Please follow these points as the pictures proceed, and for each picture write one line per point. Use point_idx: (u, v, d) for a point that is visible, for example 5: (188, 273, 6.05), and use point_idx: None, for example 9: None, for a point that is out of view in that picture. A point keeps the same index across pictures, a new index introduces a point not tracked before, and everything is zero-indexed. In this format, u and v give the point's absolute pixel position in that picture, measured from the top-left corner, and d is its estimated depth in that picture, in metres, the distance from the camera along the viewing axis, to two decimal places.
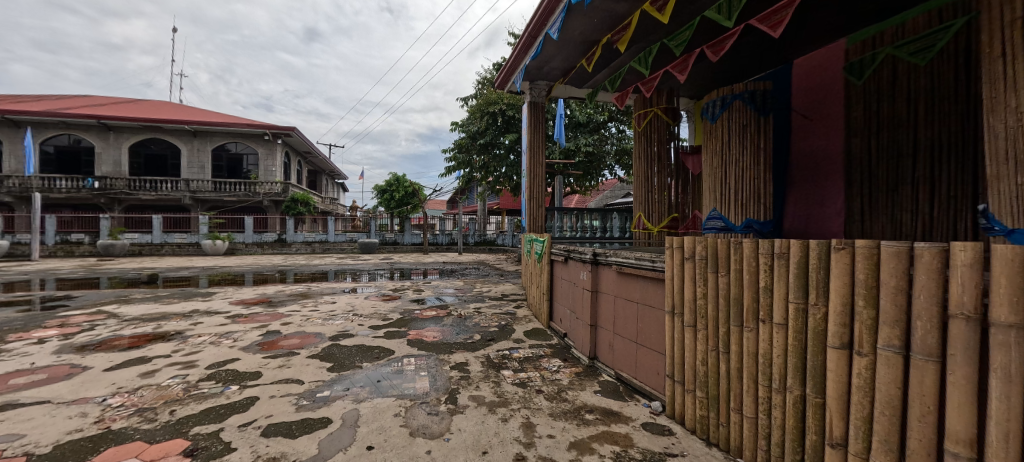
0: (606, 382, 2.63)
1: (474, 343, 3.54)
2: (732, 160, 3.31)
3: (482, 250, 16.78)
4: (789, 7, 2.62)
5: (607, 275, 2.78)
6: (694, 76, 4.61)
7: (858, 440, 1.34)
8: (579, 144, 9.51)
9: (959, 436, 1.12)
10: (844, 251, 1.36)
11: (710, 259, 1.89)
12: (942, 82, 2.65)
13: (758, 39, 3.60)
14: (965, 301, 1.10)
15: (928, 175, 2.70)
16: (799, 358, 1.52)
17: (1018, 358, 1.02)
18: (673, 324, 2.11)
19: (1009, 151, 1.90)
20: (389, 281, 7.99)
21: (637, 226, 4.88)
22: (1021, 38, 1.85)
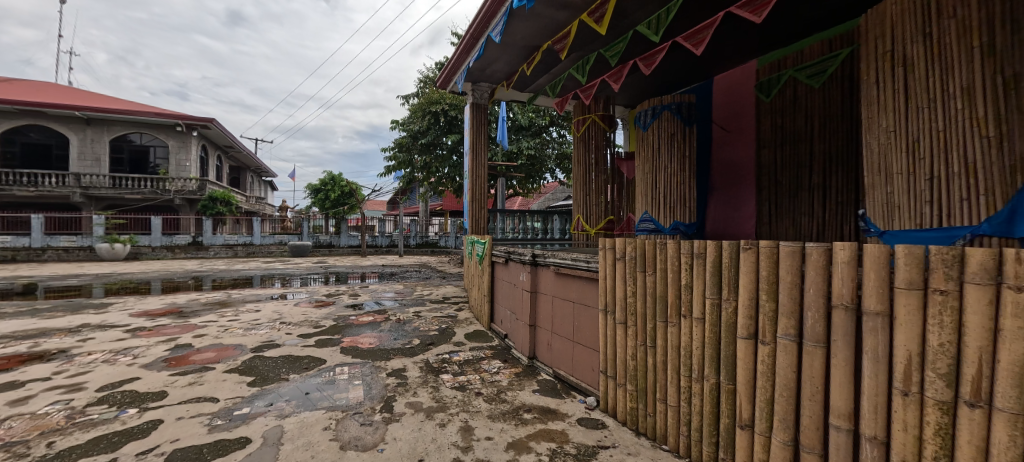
0: (545, 380, 2.69)
1: (412, 348, 3.44)
2: (662, 166, 3.54)
3: (424, 252, 16.40)
4: (708, 28, 2.87)
5: (546, 275, 2.84)
6: (628, 87, 4.89)
7: (762, 420, 1.49)
8: (522, 147, 9.65)
9: (840, 411, 1.29)
10: (751, 251, 1.51)
11: (638, 259, 2.00)
12: (832, 102, 3.06)
13: (684, 55, 3.90)
14: (844, 293, 1.27)
15: (821, 183, 3.11)
16: (714, 349, 1.66)
17: (884, 341, 1.20)
18: (606, 321, 2.21)
19: (882, 164, 2.24)
20: (322, 286, 7.52)
21: (577, 228, 5.05)
22: (891, 68, 2.19)
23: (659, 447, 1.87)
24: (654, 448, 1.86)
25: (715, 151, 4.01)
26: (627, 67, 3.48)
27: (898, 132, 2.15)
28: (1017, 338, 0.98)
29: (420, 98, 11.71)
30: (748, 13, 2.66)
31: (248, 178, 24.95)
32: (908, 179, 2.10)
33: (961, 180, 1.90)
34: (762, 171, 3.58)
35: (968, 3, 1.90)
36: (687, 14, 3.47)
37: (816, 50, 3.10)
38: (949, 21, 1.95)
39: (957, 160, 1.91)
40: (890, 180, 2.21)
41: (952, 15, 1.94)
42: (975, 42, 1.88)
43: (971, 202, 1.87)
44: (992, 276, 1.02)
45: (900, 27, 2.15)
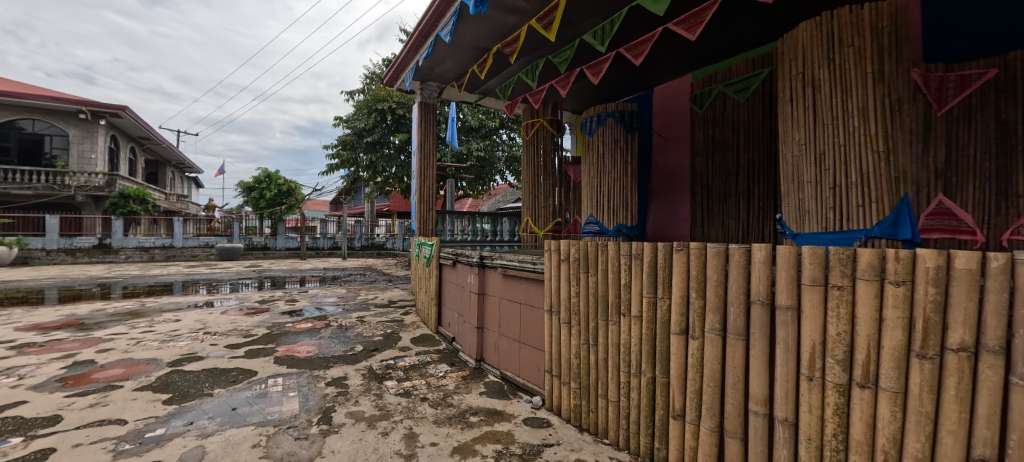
0: (492, 382, 2.69)
1: (355, 355, 3.29)
2: (606, 171, 3.70)
3: (370, 255, 15.77)
4: (648, 42, 3.04)
5: (493, 277, 2.85)
6: (576, 94, 5.06)
7: (692, 410, 1.59)
8: (471, 148, 9.59)
9: (758, 397, 1.42)
10: (683, 252, 1.61)
11: (581, 260, 2.06)
12: (753, 116, 3.34)
13: (627, 65, 4.10)
14: (761, 290, 1.40)
15: (745, 190, 3.38)
16: (650, 344, 1.75)
17: (793, 332, 1.33)
18: (551, 321, 2.26)
19: (794, 173, 2.50)
20: (255, 292, 6.96)
21: (525, 230, 5.12)
22: (801, 88, 2.46)
23: (600, 442, 1.94)
24: (596, 443, 1.93)
25: (656, 158, 4.26)
26: (575, 75, 3.59)
27: (808, 145, 2.41)
28: (897, 326, 1.13)
29: (366, 95, 11.29)
30: (682, 30, 2.86)
31: (169, 173, 22.53)
32: (816, 187, 2.36)
33: (857, 188, 2.18)
34: (696, 177, 3.85)
35: (863, 34, 2.18)
36: (629, 27, 3.65)
37: (742, 68, 3.40)
38: (849, 48, 2.23)
39: (854, 171, 2.19)
40: (801, 187, 2.46)
41: (851, 44, 2.22)
42: (868, 68, 2.16)
43: (865, 208, 2.15)
44: (878, 272, 1.16)
45: (810, 51, 2.42)
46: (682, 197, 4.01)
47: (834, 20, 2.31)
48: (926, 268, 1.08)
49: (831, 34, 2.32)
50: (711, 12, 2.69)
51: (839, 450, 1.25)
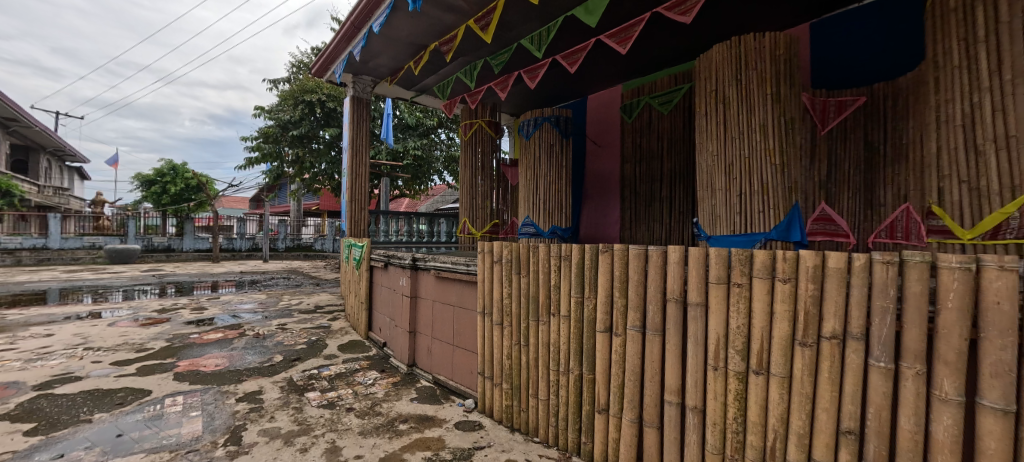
0: (423, 387, 2.61)
1: (273, 366, 3.03)
2: (542, 174, 3.79)
3: (296, 258, 14.66)
4: (582, 51, 3.17)
5: (426, 279, 2.78)
6: (514, 97, 5.12)
7: (615, 404, 1.67)
8: (408, 146, 9.29)
9: (673, 388, 1.53)
10: (607, 253, 1.69)
11: (514, 262, 2.08)
12: (675, 127, 3.61)
13: (562, 73, 4.23)
14: (675, 288, 1.51)
15: (668, 196, 3.64)
16: (578, 343, 1.81)
17: (702, 326, 1.45)
18: (483, 323, 2.25)
19: (708, 181, 2.74)
20: (153, 300, 6.13)
21: (463, 231, 5.06)
22: (714, 103, 2.71)
23: (531, 440, 1.97)
24: (527, 442, 1.95)
25: (589, 163, 4.52)
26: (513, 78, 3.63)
27: (719, 156, 2.65)
28: (784, 318, 1.28)
29: (292, 85, 10.50)
30: (613, 43, 3.01)
31: (43, 162, 19.15)
32: (726, 194, 2.60)
33: (758, 196, 2.45)
34: (625, 182, 4.07)
35: (763, 59, 2.47)
36: (565, 36, 3.78)
37: (665, 83, 3.69)
38: (753, 71, 2.51)
39: (756, 181, 2.45)
40: (713, 194, 2.70)
41: (754, 67, 2.50)
42: (768, 90, 2.44)
43: (764, 213, 2.42)
44: (770, 271, 1.31)
45: (721, 71, 2.67)
46: (613, 201, 4.23)
47: (741, 45, 2.58)
48: (806, 267, 1.24)
49: (738, 58, 2.58)
50: (639, 28, 2.86)
51: (739, 432, 1.38)
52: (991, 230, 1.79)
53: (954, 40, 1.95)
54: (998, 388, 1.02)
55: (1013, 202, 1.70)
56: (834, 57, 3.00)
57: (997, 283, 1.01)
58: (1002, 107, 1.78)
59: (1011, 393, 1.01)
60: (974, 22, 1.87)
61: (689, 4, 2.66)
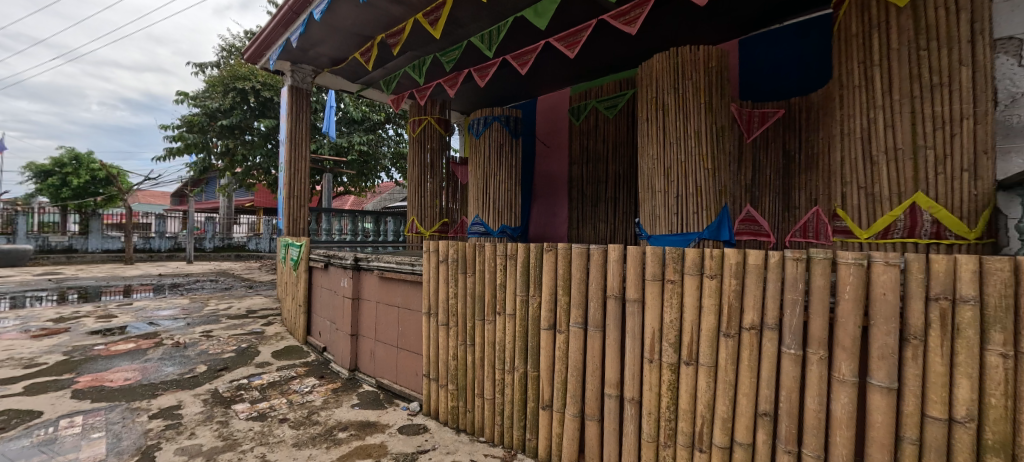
0: (366, 392, 2.51)
1: (196, 378, 2.76)
2: (492, 173, 3.80)
3: (227, 258, 13.51)
4: (532, 53, 3.21)
5: (369, 280, 2.68)
6: (464, 94, 5.08)
7: (558, 399, 1.71)
8: (353, 141, 8.88)
9: (612, 381, 1.59)
10: (552, 252, 1.72)
11: (460, 261, 2.05)
12: (619, 130, 3.76)
13: (513, 73, 4.26)
14: (615, 285, 1.57)
15: (612, 197, 3.79)
16: (523, 340, 1.83)
17: (639, 321, 1.52)
18: (428, 324, 2.21)
19: (649, 183, 2.88)
20: (46, 308, 5.35)
21: (411, 230, 4.94)
22: (654, 110, 2.86)
23: (476, 440, 1.96)
24: (472, 442, 1.94)
25: (538, 164, 4.63)
26: (462, 75, 3.60)
27: (659, 159, 2.79)
28: (710, 312, 1.37)
29: (222, 70, 9.65)
30: (562, 47, 3.08)
31: None
32: (664, 196, 2.75)
33: (693, 198, 2.62)
34: (572, 183, 4.18)
35: (698, 70, 2.65)
36: (515, 37, 3.81)
37: (611, 88, 3.84)
38: (688, 81, 2.68)
39: (691, 184, 2.62)
40: (653, 196, 2.84)
41: (690, 78, 2.67)
42: (702, 100, 2.62)
43: (698, 214, 2.60)
44: (699, 268, 1.40)
45: (660, 80, 2.82)
46: (562, 201, 4.34)
47: (678, 56, 2.75)
48: (730, 264, 1.34)
49: (676, 68, 2.75)
50: (586, 34, 2.95)
51: (671, 420, 1.47)
52: (883, 230, 2.07)
53: (855, 62, 2.21)
54: (883, 368, 1.17)
55: (900, 206, 2.00)
56: (761, 71, 3.26)
57: (883, 277, 1.15)
58: (892, 123, 2.04)
59: (893, 372, 1.16)
60: (871, 47, 2.13)
61: (633, 14, 2.79)
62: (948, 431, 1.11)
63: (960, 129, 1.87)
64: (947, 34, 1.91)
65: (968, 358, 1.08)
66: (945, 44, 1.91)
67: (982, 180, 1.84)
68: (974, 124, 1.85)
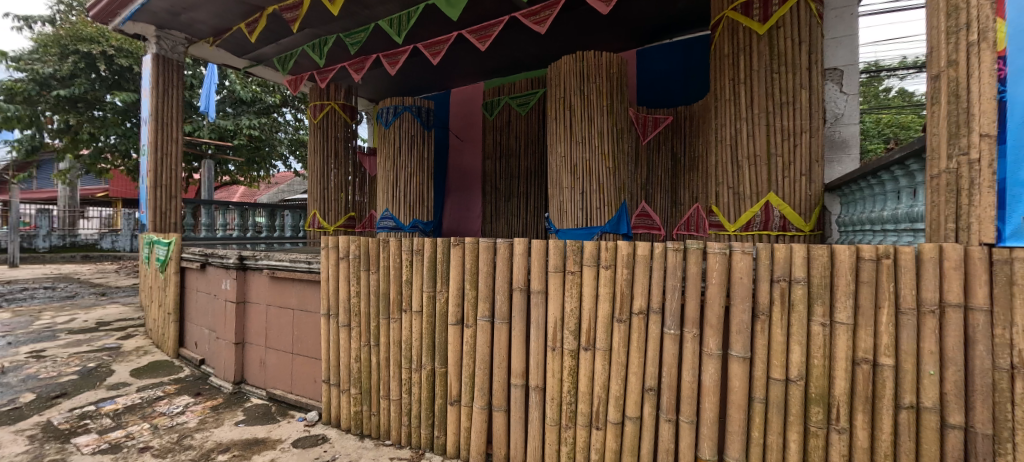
0: (254, 406, 2.25)
1: (19, 410, 2.22)
2: (402, 166, 3.69)
3: (69, 260, 11.03)
4: (444, 44, 3.17)
5: (257, 281, 2.40)
6: (373, 80, 4.80)
7: (466, 393, 1.71)
8: (240, 124, 7.81)
9: (519, 371, 1.63)
10: (459, 246, 1.70)
11: (362, 258, 1.93)
12: (530, 127, 3.87)
13: (425, 61, 4.13)
14: (520, 278, 1.61)
15: (524, 192, 3.89)
16: (430, 338, 1.78)
17: (543, 311, 1.58)
18: (328, 326, 2.05)
19: (557, 179, 3.00)
20: None
21: (312, 225, 4.54)
22: (561, 109, 2.99)
23: (382, 444, 1.87)
24: (378, 446, 1.85)
25: (450, 158, 4.58)
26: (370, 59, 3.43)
27: (567, 157, 2.92)
28: (605, 299, 1.48)
29: (58, 28, 7.80)
30: (474, 39, 3.07)
31: None
32: (571, 192, 2.89)
33: (596, 194, 2.80)
34: (485, 178, 4.21)
35: (601, 75, 2.84)
36: (426, 25, 3.69)
37: (522, 86, 3.95)
38: (593, 84, 2.86)
39: (596, 181, 2.80)
40: (561, 192, 2.98)
41: (594, 81, 2.85)
42: (604, 103, 2.82)
43: (601, 209, 2.79)
44: (596, 260, 1.49)
45: (568, 81, 2.96)
46: (475, 196, 4.34)
47: (583, 60, 2.90)
48: (622, 255, 1.45)
49: (581, 70, 2.90)
50: (498, 29, 2.97)
51: (571, 402, 1.55)
52: (746, 224, 2.39)
53: (726, 78, 2.54)
54: (740, 341, 1.37)
55: (757, 204, 2.35)
56: (654, 79, 3.61)
57: (740, 263, 1.34)
58: (753, 133, 2.39)
59: (747, 343, 1.36)
60: (739, 66, 2.46)
61: (542, 14, 2.87)
62: (785, 389, 1.34)
63: (800, 141, 2.29)
64: (791, 62, 2.31)
65: (799, 328, 1.31)
66: (790, 70, 2.32)
67: (815, 183, 2.30)
68: (808, 138, 2.29)
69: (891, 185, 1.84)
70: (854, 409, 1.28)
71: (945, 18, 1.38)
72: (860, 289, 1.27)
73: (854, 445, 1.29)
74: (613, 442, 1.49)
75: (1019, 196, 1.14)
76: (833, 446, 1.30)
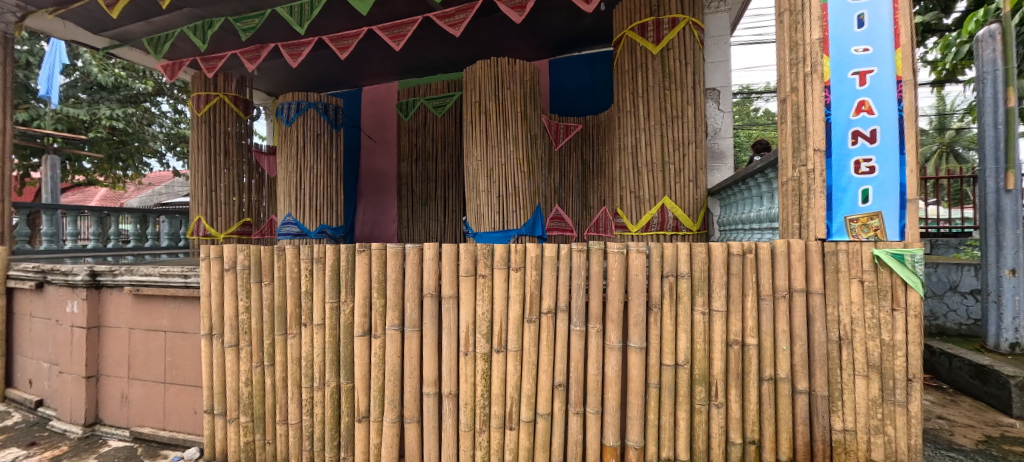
0: (113, 451, 1.91)
1: None
2: (307, 167, 3.49)
3: None
4: (353, 38, 3.00)
5: (118, 300, 2.05)
6: (272, 71, 4.37)
7: (375, 408, 1.61)
8: (98, 114, 6.56)
9: (431, 379, 1.58)
10: (365, 252, 1.60)
11: (252, 269, 1.72)
12: (448, 130, 3.83)
13: (333, 55, 3.86)
14: (430, 284, 1.56)
15: (441, 195, 3.83)
16: (334, 352, 1.65)
17: (454, 317, 1.55)
18: (210, 347, 1.80)
19: (473, 182, 3.01)
20: None
21: (195, 232, 3.97)
22: (476, 113, 3.01)
23: None
24: None
25: (363, 159, 4.37)
26: (267, 48, 3.13)
27: (483, 161, 2.93)
28: (516, 300, 1.51)
29: None
30: (386, 37, 2.95)
31: None
32: (487, 195, 2.91)
33: (512, 198, 2.86)
34: (401, 181, 4.08)
35: (514, 81, 2.93)
36: (333, 17, 3.46)
37: (439, 88, 3.89)
38: (507, 90, 2.92)
39: (511, 185, 2.86)
40: (478, 195, 2.98)
41: (508, 87, 2.92)
42: (519, 109, 2.91)
43: (517, 212, 2.87)
44: (506, 262, 1.51)
45: (483, 85, 2.98)
46: (390, 199, 4.19)
47: (497, 66, 2.95)
48: (530, 257, 1.49)
49: (495, 76, 2.95)
50: (411, 28, 2.89)
51: (485, 406, 1.55)
52: (645, 224, 2.62)
53: (627, 91, 2.76)
54: (637, 332, 1.48)
55: (655, 206, 2.59)
56: (564, 88, 3.80)
57: (636, 262, 1.46)
58: (649, 143, 2.63)
59: (643, 334, 1.48)
60: (638, 81, 2.70)
61: (457, 17, 2.85)
62: (675, 373, 1.49)
63: (687, 151, 2.58)
64: (679, 81, 2.60)
65: (685, 317, 1.47)
66: (679, 88, 2.60)
67: (699, 188, 2.61)
68: (694, 148, 2.59)
69: (755, 190, 2.19)
70: (729, 385, 1.47)
71: (790, 52, 1.65)
72: (730, 280, 1.46)
73: (730, 417, 1.47)
74: (526, 441, 1.52)
75: (841, 200, 1.43)
76: (713, 419, 1.47)
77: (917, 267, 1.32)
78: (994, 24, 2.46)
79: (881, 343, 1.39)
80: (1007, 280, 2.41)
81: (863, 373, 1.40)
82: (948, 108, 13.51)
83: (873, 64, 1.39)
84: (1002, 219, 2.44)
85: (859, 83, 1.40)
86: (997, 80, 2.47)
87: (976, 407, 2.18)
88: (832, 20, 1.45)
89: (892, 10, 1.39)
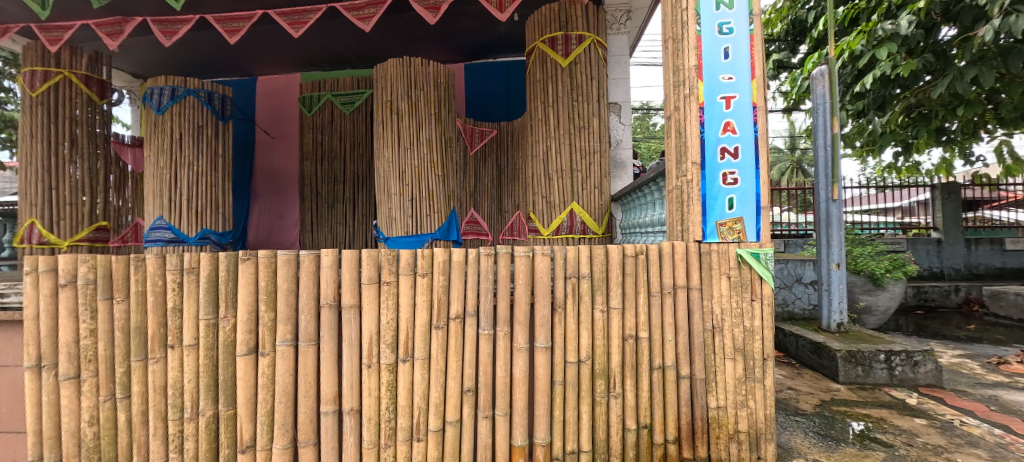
0: None
1: None
2: (184, 163, 3.05)
3: None
4: (245, 21, 2.68)
5: None
6: (140, 49, 3.72)
7: (262, 434, 1.45)
8: None
9: (329, 396, 1.47)
10: (250, 260, 1.43)
11: (100, 284, 1.44)
12: (356, 127, 3.62)
13: (219, 36, 3.41)
14: (328, 293, 1.45)
15: (350, 197, 3.60)
16: (211, 375, 1.45)
17: (356, 328, 1.46)
18: (38, 383, 1.48)
19: (384, 184, 2.87)
20: None
21: (25, 239, 3.21)
22: (387, 112, 2.88)
23: None
24: None
25: (258, 156, 3.96)
26: (131, 23, 2.66)
27: (394, 162, 2.82)
28: (422, 308, 1.47)
29: None
30: (284, 23, 2.70)
31: None
32: (399, 198, 2.80)
33: (426, 201, 2.80)
34: (303, 181, 3.76)
35: (428, 83, 2.89)
36: None
37: (347, 83, 3.67)
38: (420, 91, 2.87)
39: (424, 188, 2.80)
40: (389, 198, 2.86)
41: (421, 89, 2.87)
42: (432, 111, 2.88)
43: (431, 216, 2.82)
44: (412, 267, 1.46)
45: (394, 84, 2.87)
46: (291, 201, 3.85)
47: (409, 65, 2.88)
48: (438, 262, 1.47)
49: (408, 75, 2.86)
50: (314, 17, 2.68)
51: (390, 419, 1.48)
52: (556, 227, 2.74)
53: (539, 101, 2.87)
54: (543, 333, 1.53)
55: (564, 212, 2.73)
56: (480, 93, 3.83)
57: (540, 264, 1.52)
58: (558, 151, 2.77)
59: (548, 334, 1.54)
60: (548, 91, 2.82)
61: (366, 11, 2.71)
62: (578, 369, 1.57)
63: (593, 161, 2.78)
64: (586, 94, 2.78)
65: (586, 316, 1.56)
66: (585, 100, 2.77)
67: (603, 194, 2.81)
68: (598, 157, 2.79)
69: (649, 197, 2.44)
70: (625, 377, 1.59)
71: (673, 75, 1.85)
72: (625, 280, 1.59)
73: (626, 406, 1.59)
74: (434, 450, 1.49)
75: (713, 206, 1.63)
76: (612, 409, 1.57)
77: (769, 263, 1.58)
78: (823, 66, 3.05)
79: (744, 329, 1.62)
80: (835, 272, 2.99)
81: (731, 356, 1.62)
82: (797, 130, 16.40)
83: (736, 91, 1.63)
84: (830, 223, 3.03)
85: (726, 107, 1.63)
86: (826, 110, 3.06)
87: (814, 376, 2.66)
88: (705, 50, 1.66)
89: (749, 46, 1.64)
